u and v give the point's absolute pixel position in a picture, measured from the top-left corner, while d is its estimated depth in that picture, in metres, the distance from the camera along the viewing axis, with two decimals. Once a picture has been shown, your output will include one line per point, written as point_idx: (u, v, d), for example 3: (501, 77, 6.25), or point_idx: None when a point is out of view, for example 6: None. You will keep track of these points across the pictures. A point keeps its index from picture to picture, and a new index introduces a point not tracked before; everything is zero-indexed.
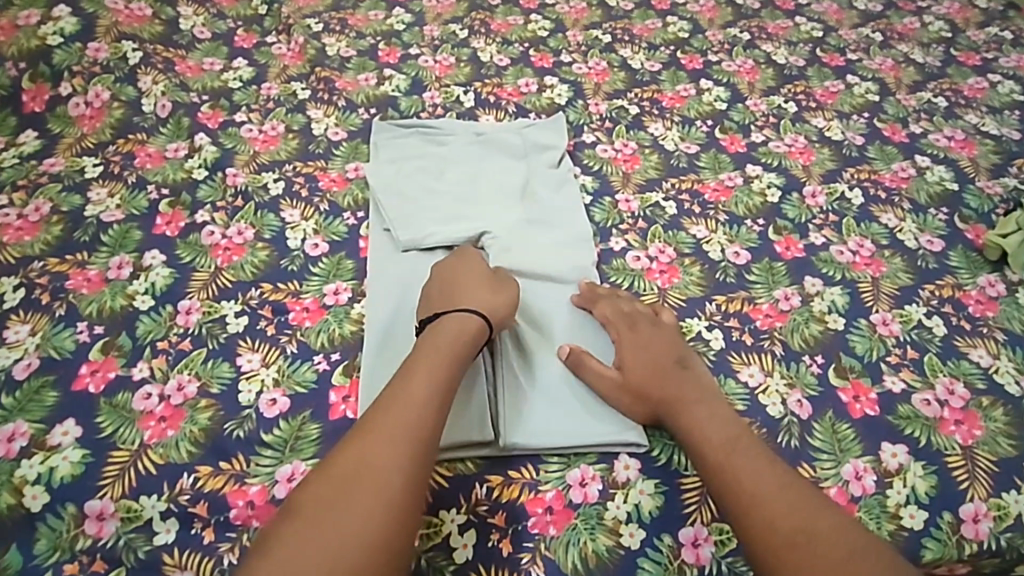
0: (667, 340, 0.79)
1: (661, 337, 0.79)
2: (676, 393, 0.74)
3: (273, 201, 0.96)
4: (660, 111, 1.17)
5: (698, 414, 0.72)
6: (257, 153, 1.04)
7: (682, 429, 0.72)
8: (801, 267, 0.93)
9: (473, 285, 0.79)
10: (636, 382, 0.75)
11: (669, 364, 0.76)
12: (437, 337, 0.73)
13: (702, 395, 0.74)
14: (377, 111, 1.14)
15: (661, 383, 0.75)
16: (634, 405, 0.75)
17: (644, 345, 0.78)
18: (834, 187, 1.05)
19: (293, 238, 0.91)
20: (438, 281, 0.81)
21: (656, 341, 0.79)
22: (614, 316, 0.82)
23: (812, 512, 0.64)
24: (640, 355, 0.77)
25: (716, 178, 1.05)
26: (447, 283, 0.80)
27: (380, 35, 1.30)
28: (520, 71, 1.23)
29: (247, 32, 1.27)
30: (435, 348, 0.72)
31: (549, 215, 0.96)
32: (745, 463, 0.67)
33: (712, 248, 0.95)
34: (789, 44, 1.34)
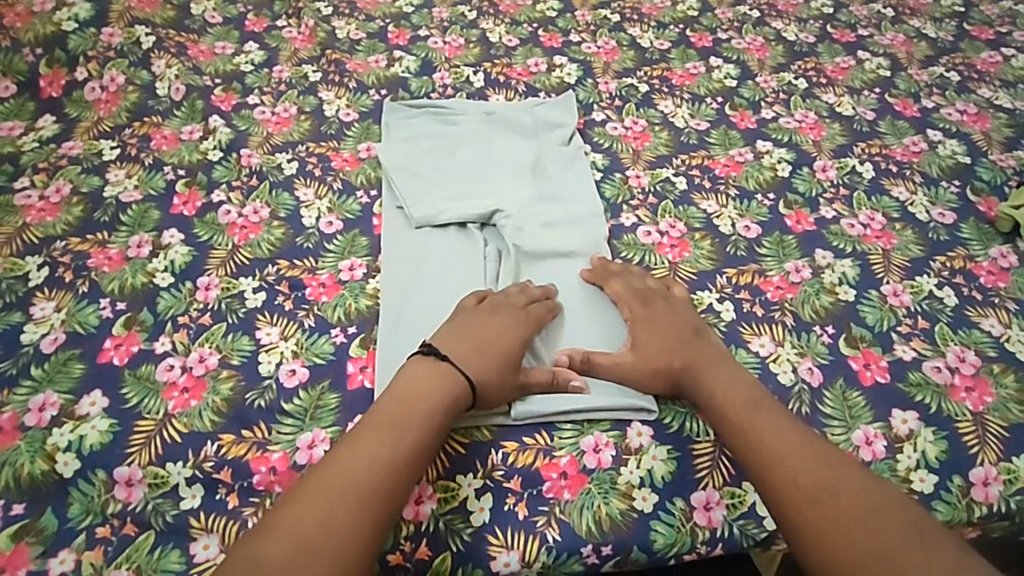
0: (680, 315, 0.80)
1: (674, 311, 0.80)
2: (689, 364, 0.75)
3: (287, 181, 0.98)
4: (670, 88, 1.17)
5: (715, 384, 0.74)
6: (270, 135, 1.06)
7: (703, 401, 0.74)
8: (812, 240, 0.93)
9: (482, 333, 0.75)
10: (652, 355, 0.76)
11: (682, 338, 0.77)
12: (441, 383, 0.70)
13: (718, 365, 0.75)
14: (388, 92, 1.15)
15: (675, 355, 0.76)
16: (651, 379, 0.76)
17: (656, 319, 0.79)
18: (845, 161, 1.05)
19: (308, 217, 0.93)
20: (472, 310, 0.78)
21: (669, 315, 0.80)
22: (625, 293, 0.82)
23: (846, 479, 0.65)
24: (653, 330, 0.78)
25: (726, 153, 1.05)
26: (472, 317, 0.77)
27: (389, 17, 1.30)
28: (529, 51, 1.24)
29: (258, 16, 1.28)
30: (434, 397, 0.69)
31: (560, 190, 0.97)
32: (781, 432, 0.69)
33: (722, 222, 0.95)
34: (800, 21, 1.34)
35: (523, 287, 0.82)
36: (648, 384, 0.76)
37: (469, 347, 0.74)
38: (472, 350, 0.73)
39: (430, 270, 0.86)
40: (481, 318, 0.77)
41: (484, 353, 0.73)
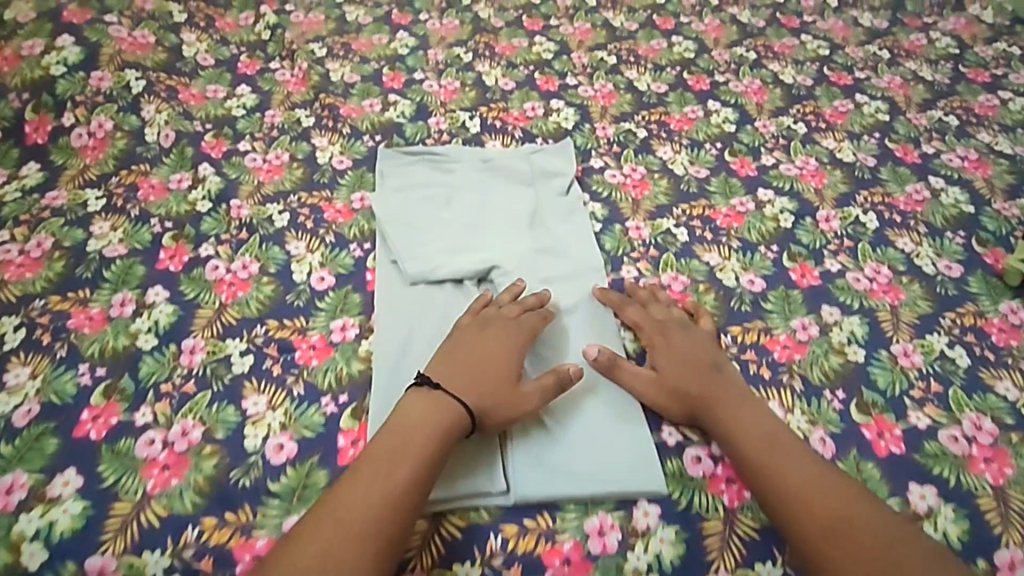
0: (698, 339, 0.82)
1: (692, 335, 0.83)
2: (707, 383, 0.77)
3: (278, 234, 0.95)
4: (669, 133, 1.16)
5: (728, 400, 0.76)
6: (261, 184, 1.03)
7: (715, 422, 0.75)
8: (818, 295, 0.92)
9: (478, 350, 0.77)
10: (671, 373, 0.78)
11: (702, 361, 0.79)
12: (434, 404, 0.71)
13: (729, 384, 0.78)
14: (383, 137, 1.13)
15: (694, 375, 0.78)
16: (671, 394, 0.77)
17: (676, 341, 0.82)
18: (848, 211, 1.03)
19: (299, 272, 0.90)
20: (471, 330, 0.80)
21: (688, 337, 0.82)
22: (644, 316, 0.85)
23: (786, 465, 0.70)
24: (673, 350, 0.81)
25: (728, 203, 1.03)
26: (470, 337, 0.79)
27: (384, 59, 1.30)
28: (525, 95, 1.22)
29: (251, 58, 1.27)
30: (429, 417, 0.70)
31: (558, 243, 0.95)
32: (740, 416, 0.74)
33: (725, 275, 0.93)
34: (797, 63, 1.34)
35: (517, 297, 0.84)
36: (666, 399, 0.77)
37: (464, 364, 0.75)
38: (466, 366, 0.75)
39: (426, 331, 0.83)
40: (474, 334, 0.79)
41: (477, 368, 0.75)
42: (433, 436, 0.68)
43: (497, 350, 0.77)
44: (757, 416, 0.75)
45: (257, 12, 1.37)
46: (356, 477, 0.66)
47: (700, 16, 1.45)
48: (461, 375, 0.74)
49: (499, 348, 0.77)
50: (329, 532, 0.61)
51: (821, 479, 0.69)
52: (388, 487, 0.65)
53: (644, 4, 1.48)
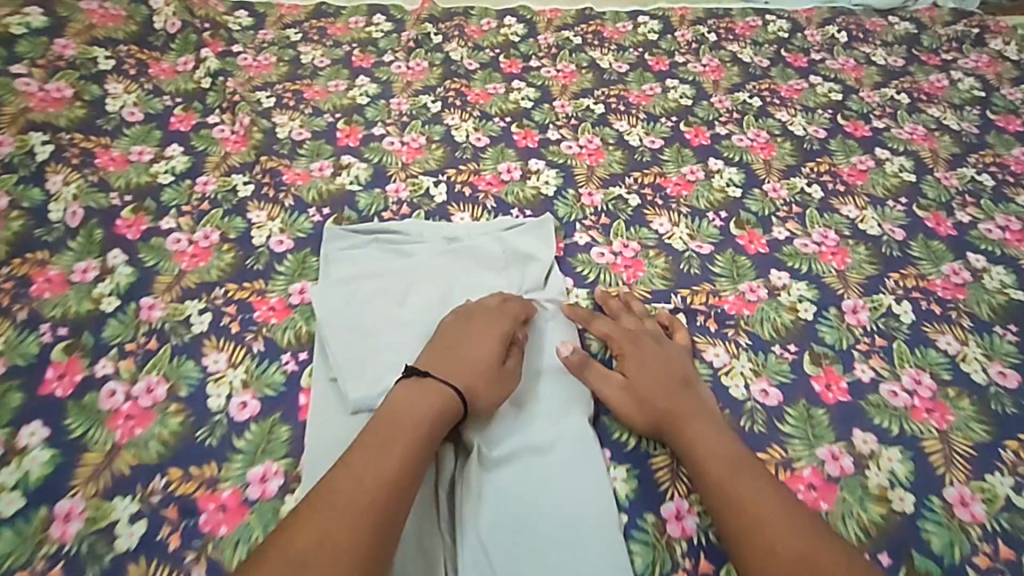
0: (670, 351, 0.79)
1: (664, 347, 0.79)
2: (672, 394, 0.73)
3: (194, 343, 0.79)
4: (664, 200, 1.01)
5: (689, 409, 0.72)
6: (183, 274, 0.87)
7: (677, 438, 0.71)
8: (848, 415, 0.77)
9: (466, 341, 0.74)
10: (637, 383, 0.75)
11: (671, 372, 0.76)
12: (425, 393, 0.67)
13: (694, 395, 0.74)
14: (332, 210, 0.97)
15: (660, 385, 0.74)
16: (637, 403, 0.74)
17: (647, 351, 0.78)
18: (878, 298, 0.88)
19: (216, 396, 0.75)
20: (453, 323, 0.77)
21: (659, 347, 0.79)
22: (616, 326, 0.82)
23: (737, 482, 0.65)
24: (642, 358, 0.77)
25: (736, 289, 0.90)
26: (454, 330, 0.75)
27: (340, 111, 1.15)
28: (500, 153, 1.08)
29: (186, 111, 1.12)
30: (420, 402, 0.66)
31: (534, 354, 0.80)
32: (697, 428, 0.70)
33: (733, 382, 0.81)
34: (806, 110, 1.20)
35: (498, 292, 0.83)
36: (631, 407, 0.74)
37: (451, 352, 0.72)
38: (453, 355, 0.72)
39: None
40: (458, 324, 0.76)
41: (465, 354, 0.72)
42: (427, 421, 0.65)
43: (485, 338, 0.74)
44: (723, 435, 0.70)
45: (198, 57, 1.21)
46: (350, 461, 0.60)
47: (697, 55, 1.31)
48: (448, 363, 0.71)
49: (482, 334, 0.75)
50: (326, 520, 0.55)
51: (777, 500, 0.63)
52: (387, 472, 0.59)
53: (635, 41, 1.33)
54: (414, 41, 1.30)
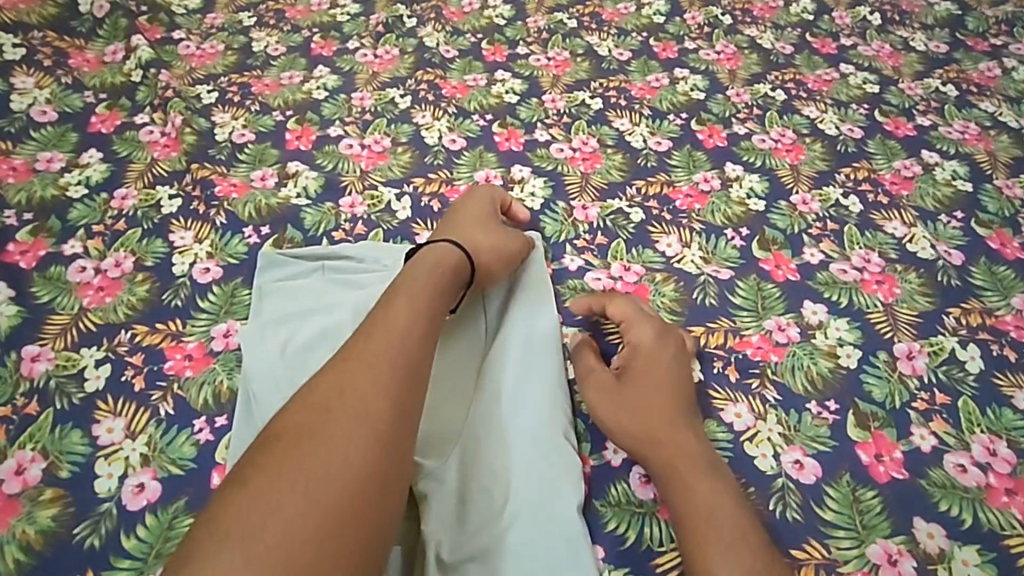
0: (687, 369, 0.65)
1: (682, 364, 0.65)
2: (670, 417, 0.61)
3: (84, 406, 0.64)
4: (673, 214, 0.84)
5: (680, 437, 0.59)
6: (83, 313, 0.71)
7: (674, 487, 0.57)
8: (904, 498, 0.60)
9: (459, 222, 0.74)
10: (633, 394, 0.62)
11: (679, 396, 0.63)
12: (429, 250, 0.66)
13: (695, 426, 0.61)
14: (271, 229, 0.80)
15: (658, 406, 0.61)
16: (622, 423, 0.61)
17: (661, 364, 0.64)
18: (937, 341, 0.72)
19: (104, 477, 0.59)
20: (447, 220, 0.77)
21: (666, 360, 0.65)
22: (636, 323, 0.68)
23: (714, 535, 0.53)
24: (650, 371, 0.64)
25: (760, 326, 0.72)
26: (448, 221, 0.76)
27: (292, 107, 0.98)
28: (478, 159, 0.91)
29: (111, 109, 0.94)
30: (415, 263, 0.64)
31: (512, 410, 0.62)
32: (686, 465, 0.58)
33: (758, 451, 0.62)
34: (838, 105, 1.03)
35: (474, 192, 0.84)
36: (613, 415, 0.62)
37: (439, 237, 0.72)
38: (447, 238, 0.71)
39: None
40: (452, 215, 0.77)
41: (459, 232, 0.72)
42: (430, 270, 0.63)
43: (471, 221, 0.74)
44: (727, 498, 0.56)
45: (129, 45, 1.03)
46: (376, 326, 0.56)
47: (710, 41, 1.13)
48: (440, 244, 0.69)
49: (474, 214, 0.76)
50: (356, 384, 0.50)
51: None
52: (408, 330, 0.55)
53: (637, 25, 1.15)
54: (383, 25, 1.13)
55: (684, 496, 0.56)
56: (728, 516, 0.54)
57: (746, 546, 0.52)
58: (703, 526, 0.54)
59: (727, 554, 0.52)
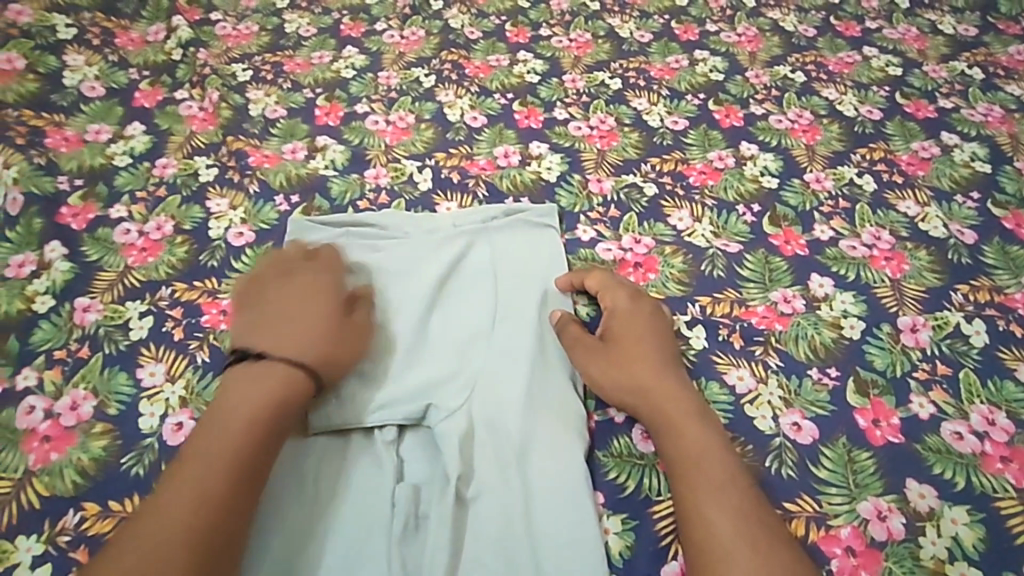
0: (665, 321, 0.69)
1: (658, 316, 0.69)
2: (651, 362, 0.64)
3: (129, 352, 0.69)
4: (686, 190, 0.86)
5: (668, 380, 0.63)
6: (128, 270, 0.77)
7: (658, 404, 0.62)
8: (899, 460, 0.62)
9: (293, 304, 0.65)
10: (615, 347, 0.66)
11: (658, 345, 0.66)
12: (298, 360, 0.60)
13: (681, 373, 0.65)
14: (301, 198, 0.85)
15: (640, 357, 0.65)
16: (613, 365, 0.65)
17: (640, 315, 0.68)
18: (943, 315, 0.73)
19: (148, 416, 0.65)
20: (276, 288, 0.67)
21: (652, 313, 0.69)
22: (611, 281, 0.72)
23: (690, 443, 0.59)
24: (630, 323, 0.68)
25: (766, 298, 0.74)
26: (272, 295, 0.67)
27: (322, 85, 1.02)
28: (498, 135, 0.94)
29: (153, 85, 1.00)
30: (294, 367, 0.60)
31: (522, 354, 0.67)
32: (674, 410, 0.61)
33: (758, 413, 0.65)
34: (858, 87, 1.03)
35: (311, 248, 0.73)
36: (601, 372, 0.65)
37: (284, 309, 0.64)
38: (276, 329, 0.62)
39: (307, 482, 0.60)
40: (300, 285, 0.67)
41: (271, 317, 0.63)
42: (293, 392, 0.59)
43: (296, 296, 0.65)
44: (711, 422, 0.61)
45: (170, 25, 1.09)
46: (235, 397, 0.57)
47: (732, 24, 1.14)
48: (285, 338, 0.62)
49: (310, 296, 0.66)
50: (206, 452, 0.54)
51: (735, 485, 0.56)
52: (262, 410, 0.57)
53: (659, 8, 1.16)
54: (411, 8, 1.16)
55: (665, 414, 0.61)
56: (719, 459, 0.57)
57: (727, 491, 0.55)
58: (691, 469, 0.57)
59: (712, 496, 0.55)
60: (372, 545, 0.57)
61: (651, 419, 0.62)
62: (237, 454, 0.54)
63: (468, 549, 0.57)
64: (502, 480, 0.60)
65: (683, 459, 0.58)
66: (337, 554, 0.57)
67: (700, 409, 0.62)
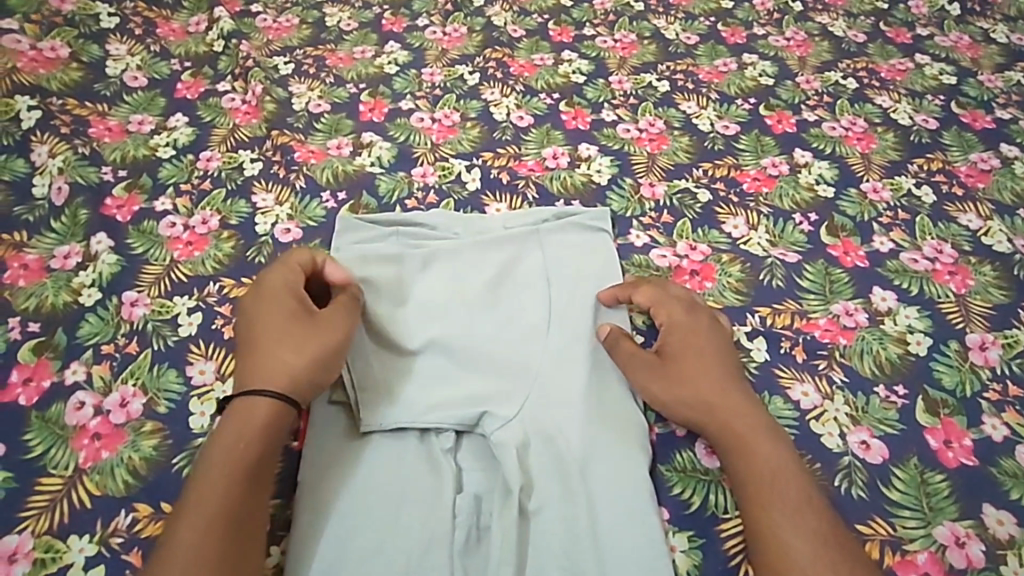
0: (724, 333, 0.67)
1: (715, 328, 0.67)
2: (715, 375, 0.62)
3: (179, 348, 0.68)
4: (740, 197, 0.84)
5: (733, 394, 0.61)
6: (174, 264, 0.76)
7: (723, 419, 0.60)
8: (974, 484, 0.60)
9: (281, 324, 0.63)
10: (676, 359, 0.64)
11: (719, 359, 0.64)
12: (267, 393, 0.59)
13: (744, 387, 0.63)
14: (348, 195, 0.84)
15: (702, 371, 0.63)
16: (675, 378, 0.63)
17: (697, 328, 0.66)
18: (1012, 334, 0.71)
19: (199, 415, 0.64)
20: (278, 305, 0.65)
21: (711, 323, 0.67)
22: (663, 294, 0.69)
23: (760, 460, 0.57)
24: (690, 335, 0.65)
25: (828, 310, 0.72)
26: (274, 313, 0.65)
27: (365, 80, 1.01)
28: (545, 136, 0.92)
29: (195, 76, 0.98)
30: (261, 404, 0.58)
31: (581, 361, 0.65)
32: (743, 427, 0.59)
33: (825, 430, 0.63)
34: (912, 95, 1.00)
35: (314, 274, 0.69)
36: (662, 384, 0.63)
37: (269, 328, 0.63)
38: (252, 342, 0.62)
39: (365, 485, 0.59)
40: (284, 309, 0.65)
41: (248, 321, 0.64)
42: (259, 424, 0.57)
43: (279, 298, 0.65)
44: (779, 439, 0.59)
45: (211, 16, 1.08)
46: (223, 429, 0.57)
47: (780, 27, 1.12)
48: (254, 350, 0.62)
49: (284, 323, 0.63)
50: (210, 481, 0.54)
51: (808, 503, 0.54)
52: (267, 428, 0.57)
53: (705, 10, 1.14)
54: (452, 4, 1.14)
55: (731, 429, 0.59)
56: (793, 478, 0.56)
57: (805, 512, 0.54)
58: (765, 489, 0.55)
59: (790, 518, 0.54)
60: (435, 552, 0.56)
61: (717, 434, 0.60)
62: (238, 474, 0.54)
63: (533, 562, 0.56)
64: (565, 490, 0.58)
65: (754, 475, 0.56)
66: (398, 562, 0.55)
67: (767, 425, 0.60)
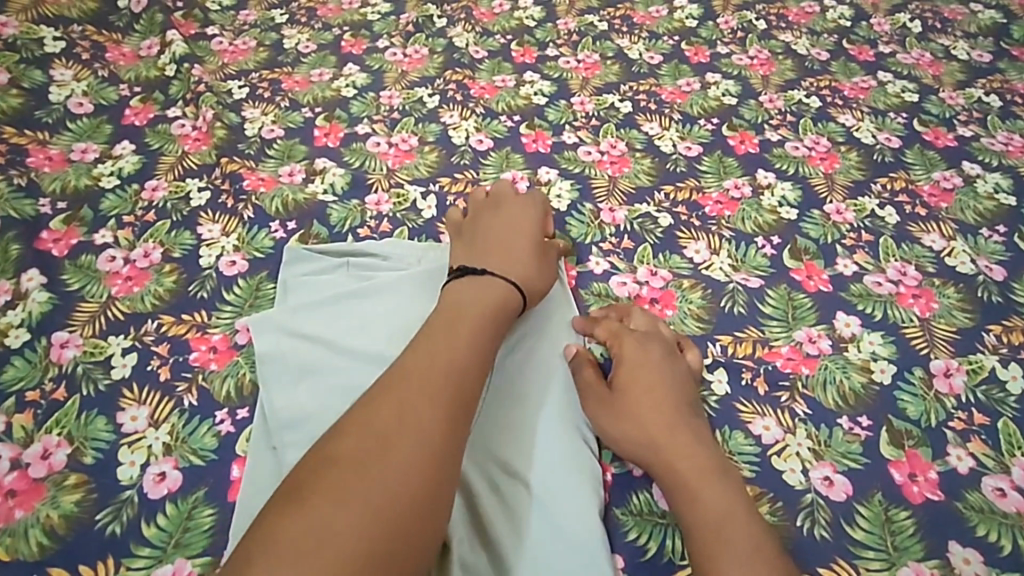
0: (687, 366, 0.65)
1: (674, 359, 0.65)
2: (670, 407, 0.60)
3: (110, 393, 0.65)
4: (702, 220, 0.83)
5: (685, 431, 0.59)
6: (111, 301, 0.72)
7: (673, 457, 0.58)
8: (939, 520, 0.58)
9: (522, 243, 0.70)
10: (629, 385, 0.62)
11: (675, 392, 0.62)
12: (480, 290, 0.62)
13: (699, 422, 0.61)
14: (298, 224, 0.81)
15: (654, 402, 0.61)
16: (627, 411, 0.60)
17: (655, 354, 0.64)
18: (977, 359, 0.69)
19: (128, 465, 0.60)
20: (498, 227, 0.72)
21: (670, 354, 0.65)
22: (621, 326, 0.67)
23: (712, 503, 0.55)
24: (644, 363, 0.63)
25: (790, 338, 0.70)
26: (501, 235, 0.71)
27: (321, 104, 0.98)
28: (505, 160, 0.90)
29: (144, 102, 0.95)
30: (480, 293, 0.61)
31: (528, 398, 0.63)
32: (693, 465, 0.57)
33: (787, 467, 0.61)
34: (875, 113, 1.00)
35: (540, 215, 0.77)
36: (613, 414, 0.61)
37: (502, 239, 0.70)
38: (491, 243, 0.70)
39: None
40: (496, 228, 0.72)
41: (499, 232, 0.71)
42: (484, 315, 0.59)
43: (524, 235, 0.71)
44: (732, 482, 0.56)
45: (164, 40, 1.04)
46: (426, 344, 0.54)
47: (743, 46, 1.11)
48: (490, 249, 0.69)
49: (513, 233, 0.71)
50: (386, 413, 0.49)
51: (761, 548, 0.52)
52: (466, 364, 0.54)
53: (669, 29, 1.13)
54: (414, 25, 1.12)
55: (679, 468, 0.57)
56: (747, 524, 0.53)
57: (761, 558, 0.51)
58: (717, 534, 0.53)
59: (744, 564, 0.51)
60: None
61: (667, 472, 0.58)
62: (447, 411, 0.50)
63: None
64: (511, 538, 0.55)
65: (704, 520, 0.54)
66: None
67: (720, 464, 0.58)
